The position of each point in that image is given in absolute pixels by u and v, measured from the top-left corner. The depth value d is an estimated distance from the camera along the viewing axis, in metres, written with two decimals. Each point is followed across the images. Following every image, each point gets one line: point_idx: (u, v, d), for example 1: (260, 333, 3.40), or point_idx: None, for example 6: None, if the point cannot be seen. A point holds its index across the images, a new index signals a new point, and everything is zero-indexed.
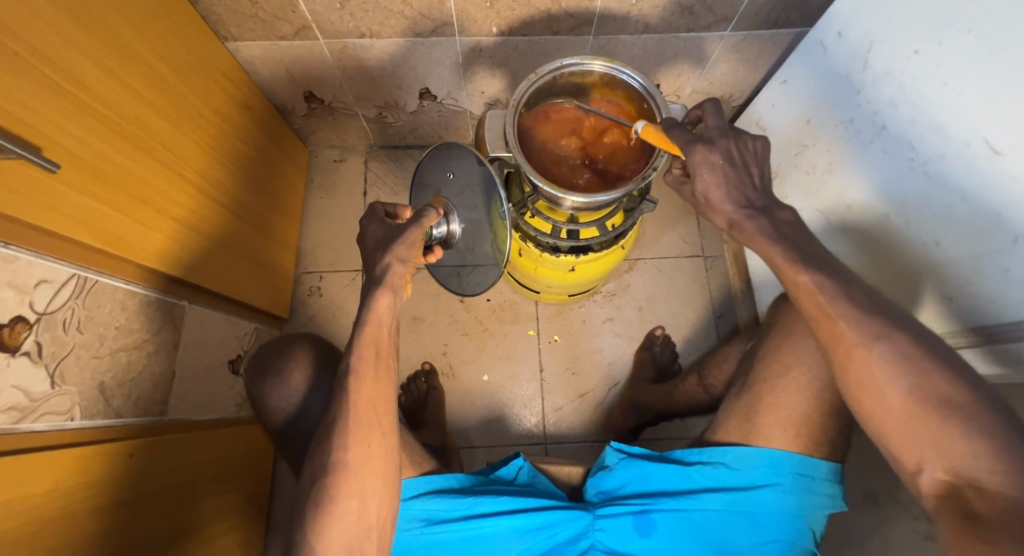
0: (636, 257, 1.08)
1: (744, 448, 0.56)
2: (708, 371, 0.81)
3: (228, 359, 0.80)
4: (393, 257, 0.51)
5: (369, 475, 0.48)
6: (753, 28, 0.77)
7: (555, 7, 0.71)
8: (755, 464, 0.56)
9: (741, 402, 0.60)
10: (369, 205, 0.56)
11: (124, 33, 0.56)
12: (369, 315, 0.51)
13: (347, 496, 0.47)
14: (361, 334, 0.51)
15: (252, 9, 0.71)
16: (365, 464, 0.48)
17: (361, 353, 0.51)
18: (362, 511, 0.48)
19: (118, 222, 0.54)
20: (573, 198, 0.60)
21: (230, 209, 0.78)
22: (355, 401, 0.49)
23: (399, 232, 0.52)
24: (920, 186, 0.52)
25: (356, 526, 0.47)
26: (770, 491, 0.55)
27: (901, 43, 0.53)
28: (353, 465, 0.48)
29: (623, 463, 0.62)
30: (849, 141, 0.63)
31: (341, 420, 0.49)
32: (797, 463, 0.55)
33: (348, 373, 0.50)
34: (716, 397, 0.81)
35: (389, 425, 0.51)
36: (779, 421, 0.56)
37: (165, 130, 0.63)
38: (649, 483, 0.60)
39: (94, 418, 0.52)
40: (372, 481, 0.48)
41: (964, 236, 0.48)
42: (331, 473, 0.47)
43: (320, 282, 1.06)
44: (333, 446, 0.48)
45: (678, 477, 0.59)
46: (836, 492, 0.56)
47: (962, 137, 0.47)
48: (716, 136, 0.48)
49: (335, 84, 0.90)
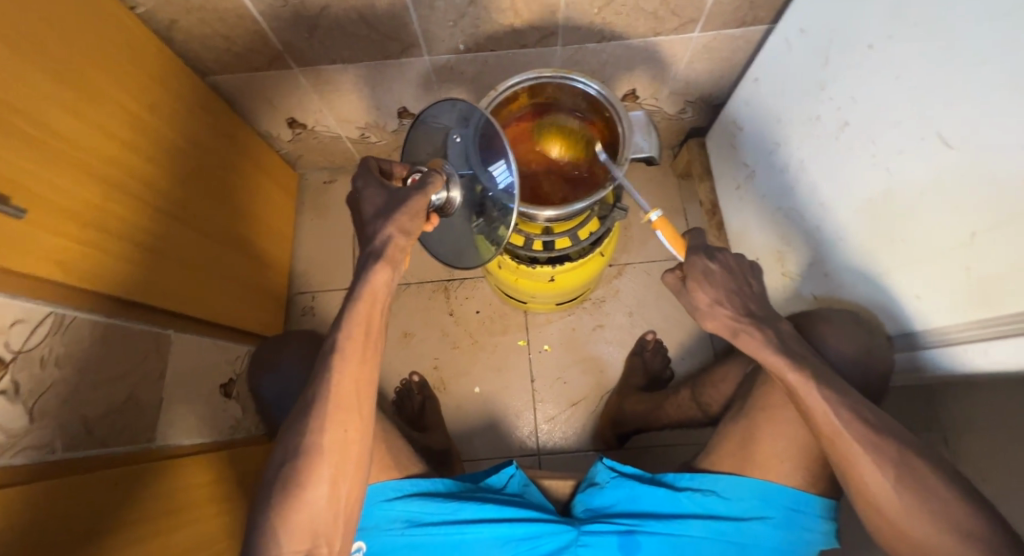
0: (624, 262, 1.07)
1: (739, 478, 0.57)
2: (705, 390, 0.80)
3: (219, 384, 0.82)
4: (395, 229, 0.48)
5: (342, 462, 0.48)
6: (722, 28, 0.76)
7: (517, 21, 0.73)
8: (746, 495, 0.56)
9: (738, 427, 0.60)
10: (366, 162, 0.55)
11: (91, 75, 0.58)
12: (362, 291, 0.48)
13: (317, 483, 0.46)
14: (351, 312, 0.48)
15: (226, 44, 0.74)
16: (338, 451, 0.47)
17: (349, 331, 0.48)
18: (332, 499, 0.47)
19: (92, 258, 0.56)
20: (546, 214, 0.62)
21: (209, 236, 0.80)
22: (337, 384, 0.47)
23: (403, 200, 0.49)
24: (883, 183, 0.50)
25: (324, 513, 0.47)
26: (761, 523, 0.56)
27: (856, 38, 0.51)
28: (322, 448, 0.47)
29: (614, 482, 0.62)
30: (815, 138, 0.61)
31: (319, 401, 0.47)
32: (791, 497, 0.55)
33: (332, 351, 0.48)
34: (712, 417, 0.81)
35: (367, 408, 0.50)
36: (777, 452, 0.56)
37: (141, 167, 0.65)
38: (638, 504, 0.60)
39: (77, 449, 0.53)
40: (345, 469, 0.48)
41: (927, 233, 0.46)
42: (305, 454, 0.46)
43: (313, 302, 1.09)
44: (306, 426, 0.47)
45: (668, 501, 0.59)
46: (829, 529, 0.56)
47: (918, 130, 0.45)
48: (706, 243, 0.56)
49: (315, 109, 0.93)
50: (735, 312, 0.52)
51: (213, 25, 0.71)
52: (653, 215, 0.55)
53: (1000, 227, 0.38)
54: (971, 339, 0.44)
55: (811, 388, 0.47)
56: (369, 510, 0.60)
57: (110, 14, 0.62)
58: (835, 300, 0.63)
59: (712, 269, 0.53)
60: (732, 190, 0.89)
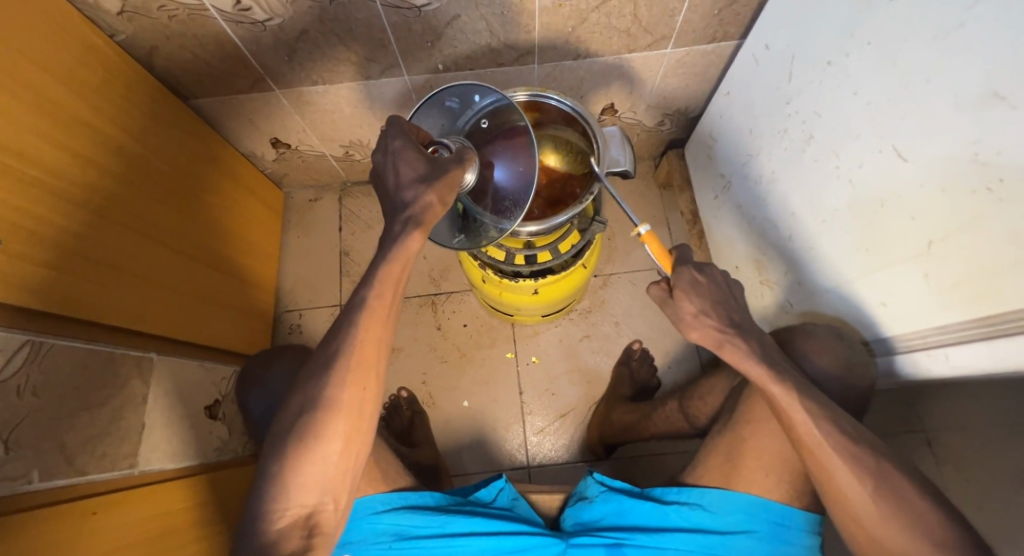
0: (609, 272, 1.08)
1: (724, 492, 0.57)
2: (692, 401, 0.81)
3: (204, 406, 0.82)
4: (436, 197, 0.47)
5: (356, 421, 0.48)
6: (694, 44, 0.78)
7: (494, 41, 0.74)
8: (732, 507, 0.57)
9: (723, 441, 0.61)
10: (399, 118, 0.50)
11: (69, 103, 0.59)
12: (396, 251, 0.48)
13: (330, 440, 0.47)
14: (381, 272, 0.48)
15: (207, 69, 0.75)
16: (356, 408, 0.48)
17: (379, 291, 0.48)
18: (342, 456, 0.48)
19: (70, 284, 0.56)
20: (527, 228, 0.64)
21: (190, 257, 0.80)
22: (362, 339, 0.47)
23: (444, 169, 0.48)
24: (846, 194, 0.52)
25: (334, 469, 0.48)
26: (745, 537, 0.56)
27: (816, 55, 0.53)
28: (340, 405, 0.47)
29: (603, 496, 0.62)
30: (783, 151, 0.62)
31: (342, 355, 0.47)
32: (775, 511, 0.56)
33: (360, 307, 0.47)
34: (702, 429, 0.80)
35: (383, 368, 0.50)
36: (760, 465, 0.57)
37: (121, 192, 0.66)
38: (627, 518, 0.61)
39: (55, 478, 0.53)
40: (357, 428, 0.48)
41: (888, 242, 0.47)
42: (323, 409, 0.46)
43: (300, 319, 1.09)
44: (323, 384, 0.47)
45: (655, 515, 0.59)
46: (814, 543, 0.57)
47: (875, 143, 0.46)
48: (684, 254, 0.56)
49: (298, 129, 0.94)
50: (717, 324, 0.52)
51: (194, 51, 0.72)
52: (643, 227, 0.53)
53: (954, 236, 0.40)
54: (935, 345, 0.45)
55: (786, 396, 0.48)
56: (357, 523, 0.60)
57: (88, 42, 0.63)
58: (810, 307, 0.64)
59: (699, 280, 0.53)
60: (711, 200, 0.90)
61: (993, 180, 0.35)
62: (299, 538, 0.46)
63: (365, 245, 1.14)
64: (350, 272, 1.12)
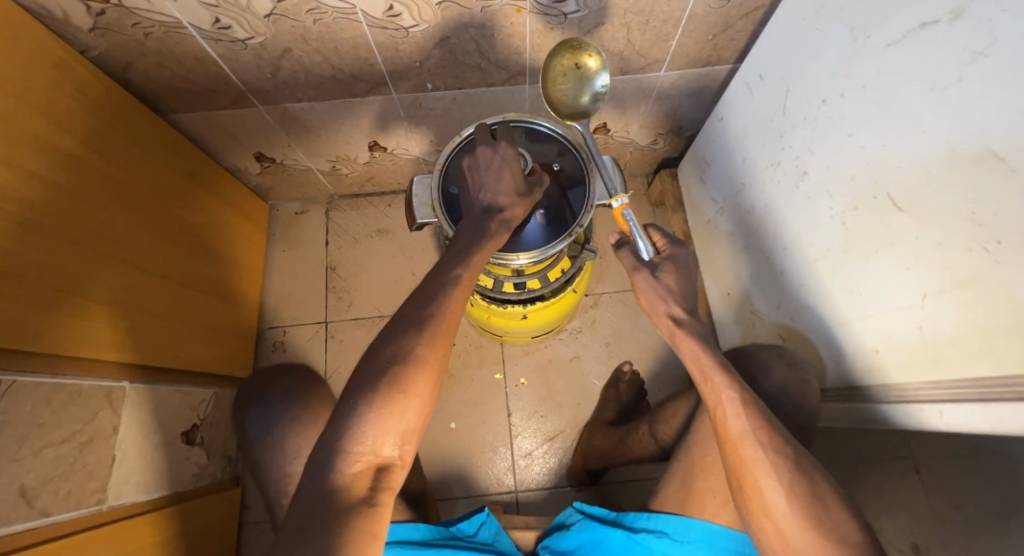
0: (600, 291, 1.07)
1: (687, 519, 0.57)
2: (659, 424, 0.80)
3: (180, 432, 0.79)
4: (503, 211, 0.57)
5: (433, 378, 0.47)
6: (688, 68, 0.77)
7: (484, 62, 0.72)
8: (694, 535, 0.57)
9: None
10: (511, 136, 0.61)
11: (36, 128, 0.56)
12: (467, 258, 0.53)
13: (413, 387, 0.45)
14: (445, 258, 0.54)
15: (186, 84, 0.73)
16: (438, 364, 0.47)
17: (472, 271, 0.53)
18: (415, 411, 0.45)
19: (35, 318, 0.54)
20: (518, 259, 0.61)
21: (168, 278, 0.77)
22: (450, 311, 0.49)
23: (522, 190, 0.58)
24: (839, 235, 0.51)
25: (409, 424, 0.45)
26: None
27: (811, 93, 0.52)
28: (426, 360, 0.46)
29: (579, 524, 0.63)
30: (776, 184, 0.61)
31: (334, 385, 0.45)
32: (736, 538, 0.56)
33: (455, 283, 0.51)
34: (667, 449, 0.80)
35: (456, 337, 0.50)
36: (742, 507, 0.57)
37: (91, 217, 0.63)
38: (600, 548, 0.60)
39: (14, 523, 0.50)
40: (430, 383, 0.46)
41: (883, 289, 0.46)
42: (406, 360, 0.45)
43: (284, 336, 1.06)
44: (407, 339, 0.46)
45: (625, 545, 0.59)
46: None
47: (869, 189, 0.45)
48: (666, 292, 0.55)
49: (283, 144, 0.91)
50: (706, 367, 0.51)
51: (172, 67, 0.69)
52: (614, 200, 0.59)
53: (949, 292, 0.39)
54: (929, 399, 0.44)
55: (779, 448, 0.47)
56: None
57: (59, 61, 0.60)
58: (800, 343, 0.63)
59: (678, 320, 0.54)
60: (703, 223, 0.89)
61: (990, 242, 0.34)
62: (366, 487, 0.41)
63: (351, 260, 1.11)
64: (336, 288, 1.10)
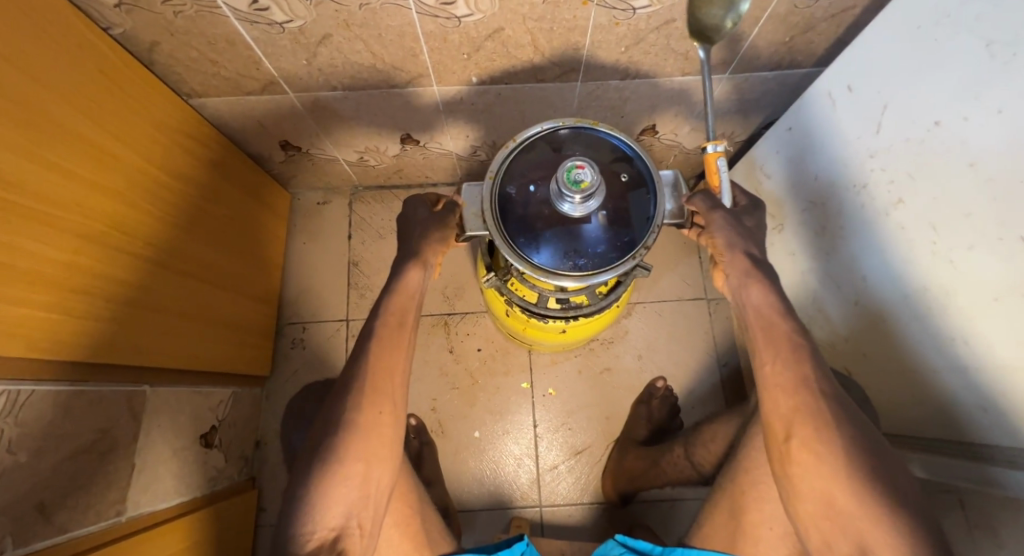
0: (634, 300, 1.02)
1: None
2: (697, 449, 0.79)
3: (199, 435, 0.76)
4: None
5: (378, 444, 0.51)
6: (756, 71, 0.71)
7: (538, 57, 0.67)
8: None
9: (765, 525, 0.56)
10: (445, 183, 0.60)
11: (58, 114, 0.51)
12: (396, 286, 0.56)
13: (353, 461, 0.49)
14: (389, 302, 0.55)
15: (214, 68, 0.67)
16: (372, 430, 0.50)
17: (384, 319, 0.54)
18: (364, 479, 0.50)
19: (57, 323, 0.49)
20: (561, 281, 0.53)
21: (193, 275, 0.72)
22: (386, 370, 0.52)
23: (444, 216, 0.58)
24: (946, 275, 0.46)
25: (356, 493, 0.50)
26: None
27: (921, 112, 0.47)
28: (361, 429, 0.50)
29: None
30: (861, 207, 0.56)
31: None
32: None
33: (368, 338, 0.53)
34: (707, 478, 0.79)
35: (398, 396, 0.54)
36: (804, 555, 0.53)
37: (113, 210, 0.58)
38: None
39: (30, 544, 0.47)
40: (377, 451, 0.51)
41: (1004, 341, 0.41)
42: (343, 430, 0.49)
43: (303, 333, 1.02)
44: None
45: None
46: None
47: (993, 228, 0.40)
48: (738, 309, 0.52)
49: (311, 133, 0.86)
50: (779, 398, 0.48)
51: (200, 49, 0.64)
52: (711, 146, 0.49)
53: None
54: None
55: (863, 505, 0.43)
56: None
57: (81, 40, 0.55)
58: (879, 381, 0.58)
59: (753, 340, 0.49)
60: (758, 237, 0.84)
61: None
62: None
63: (375, 255, 1.07)
64: (358, 284, 1.05)
